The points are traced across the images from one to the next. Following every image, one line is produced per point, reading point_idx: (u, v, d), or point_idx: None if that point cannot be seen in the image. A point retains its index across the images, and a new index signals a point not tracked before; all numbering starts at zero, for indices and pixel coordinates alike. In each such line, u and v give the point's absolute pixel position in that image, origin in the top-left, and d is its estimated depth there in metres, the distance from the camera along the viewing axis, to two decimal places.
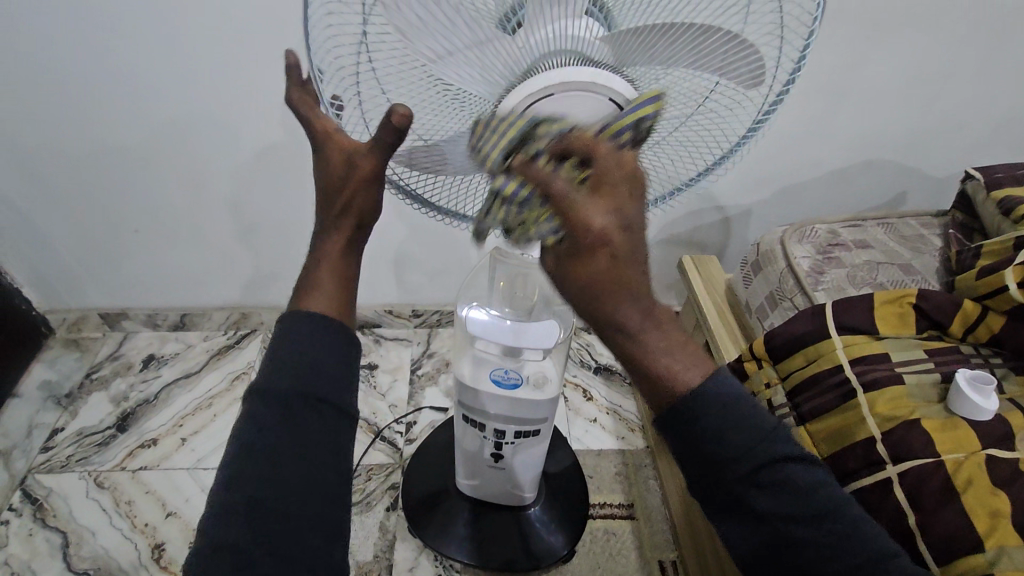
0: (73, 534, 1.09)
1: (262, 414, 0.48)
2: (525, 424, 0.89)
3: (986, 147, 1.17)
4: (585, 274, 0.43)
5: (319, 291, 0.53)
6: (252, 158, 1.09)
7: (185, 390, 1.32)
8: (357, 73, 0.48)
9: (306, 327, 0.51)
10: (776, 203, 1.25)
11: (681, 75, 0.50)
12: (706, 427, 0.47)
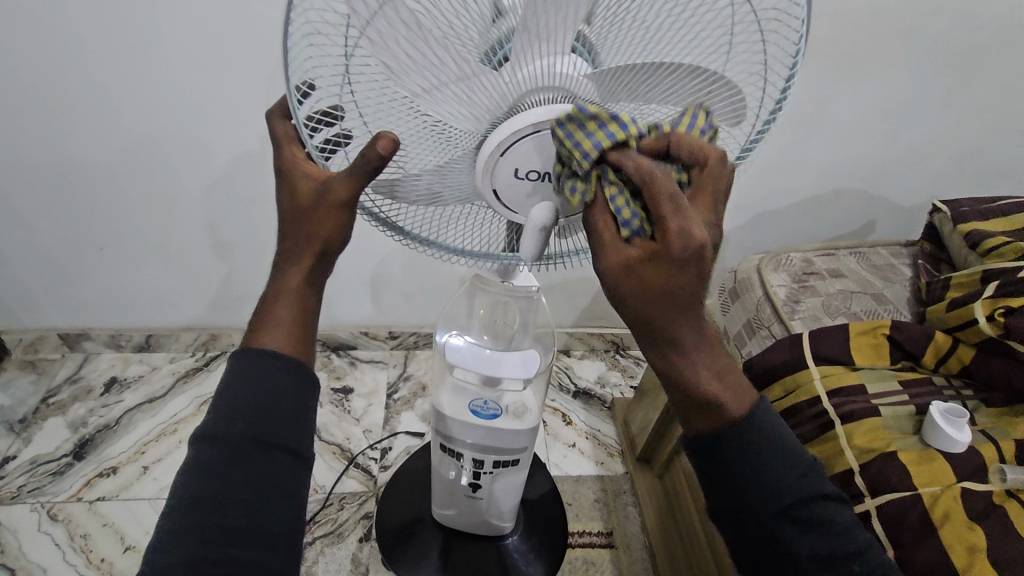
0: (23, 571, 1.03)
1: (209, 462, 0.46)
2: (503, 453, 0.87)
3: (951, 178, 1.21)
4: (663, 283, 0.46)
5: (277, 326, 0.52)
6: (228, 177, 1.07)
7: (148, 415, 1.27)
8: (338, 105, 0.46)
9: (263, 366, 0.50)
10: (752, 229, 1.27)
11: (666, 114, 0.51)
12: (744, 453, 0.52)
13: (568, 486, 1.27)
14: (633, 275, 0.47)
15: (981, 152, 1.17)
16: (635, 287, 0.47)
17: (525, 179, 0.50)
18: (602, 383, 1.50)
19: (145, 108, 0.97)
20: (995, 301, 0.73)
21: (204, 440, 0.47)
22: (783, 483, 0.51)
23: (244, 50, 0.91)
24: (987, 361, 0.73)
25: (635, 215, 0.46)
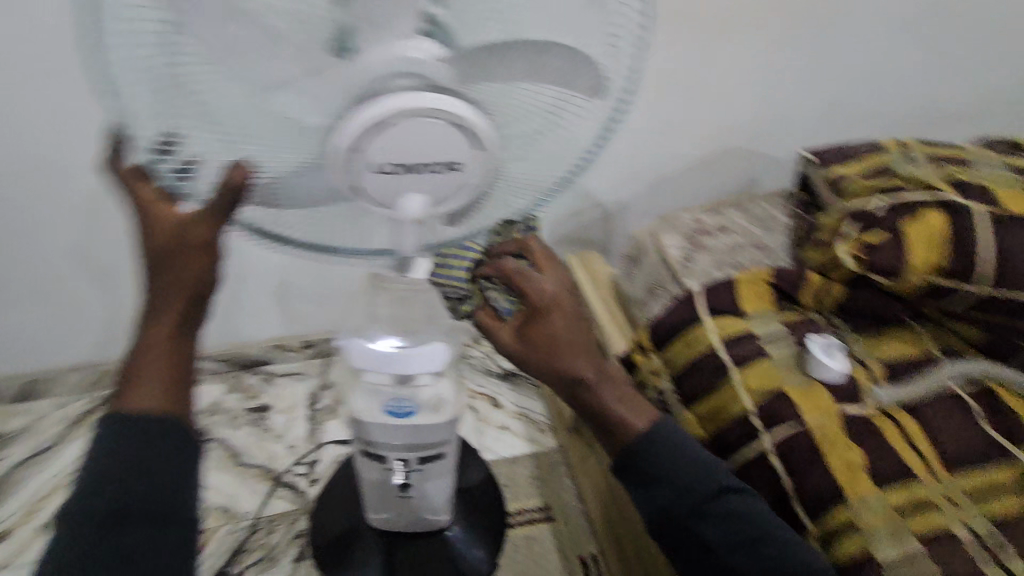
0: None
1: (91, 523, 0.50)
2: (427, 448, 0.86)
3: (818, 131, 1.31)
4: (542, 336, 0.65)
5: (143, 388, 0.55)
6: (93, 195, 0.97)
7: (37, 470, 1.12)
8: (179, 111, 0.44)
9: (132, 426, 0.54)
10: (650, 196, 1.32)
11: (529, 89, 0.50)
12: (644, 459, 0.62)
13: (504, 468, 1.29)
14: (523, 335, 0.67)
15: (841, 105, 1.27)
16: (524, 346, 0.66)
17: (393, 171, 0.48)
18: None
19: None
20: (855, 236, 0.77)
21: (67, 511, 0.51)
22: (688, 488, 0.61)
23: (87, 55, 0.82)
24: (854, 293, 0.79)
25: (507, 296, 0.72)
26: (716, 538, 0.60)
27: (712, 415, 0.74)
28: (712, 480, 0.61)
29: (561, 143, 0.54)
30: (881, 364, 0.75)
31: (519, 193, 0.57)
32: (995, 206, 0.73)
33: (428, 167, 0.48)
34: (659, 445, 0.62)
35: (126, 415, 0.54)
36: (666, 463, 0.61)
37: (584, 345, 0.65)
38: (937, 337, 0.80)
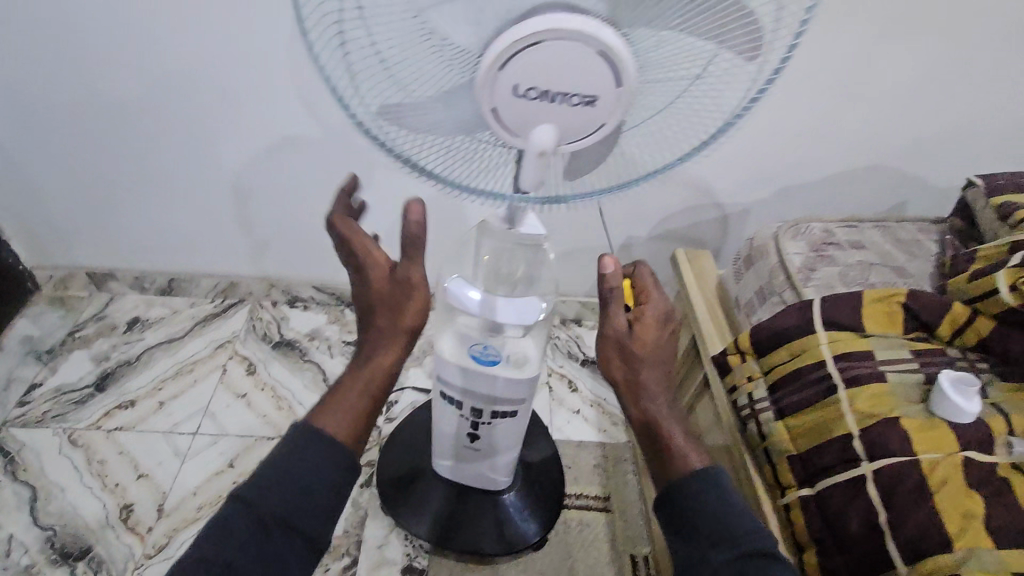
0: (43, 489, 1.10)
1: (279, 487, 0.59)
2: (502, 404, 0.89)
3: (976, 163, 1.22)
4: (648, 344, 0.68)
5: (333, 414, 0.65)
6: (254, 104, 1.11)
7: (167, 354, 1.35)
8: (362, 55, 0.50)
9: (320, 437, 0.63)
10: (775, 200, 1.29)
11: (680, 42, 0.47)
12: (678, 495, 0.66)
13: (569, 450, 1.27)
14: (605, 359, 0.70)
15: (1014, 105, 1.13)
16: (619, 349, 0.68)
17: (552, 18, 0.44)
18: None
19: (170, 36, 1.02)
20: (1004, 196, 0.80)
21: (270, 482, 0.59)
22: (719, 540, 0.62)
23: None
24: (1010, 333, 0.68)
25: None
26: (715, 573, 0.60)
27: (808, 432, 0.69)
28: (756, 540, 0.60)
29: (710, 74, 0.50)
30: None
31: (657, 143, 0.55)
32: None
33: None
34: (705, 500, 0.64)
35: (342, 406, 0.66)
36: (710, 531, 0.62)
37: (668, 369, 0.70)
38: None
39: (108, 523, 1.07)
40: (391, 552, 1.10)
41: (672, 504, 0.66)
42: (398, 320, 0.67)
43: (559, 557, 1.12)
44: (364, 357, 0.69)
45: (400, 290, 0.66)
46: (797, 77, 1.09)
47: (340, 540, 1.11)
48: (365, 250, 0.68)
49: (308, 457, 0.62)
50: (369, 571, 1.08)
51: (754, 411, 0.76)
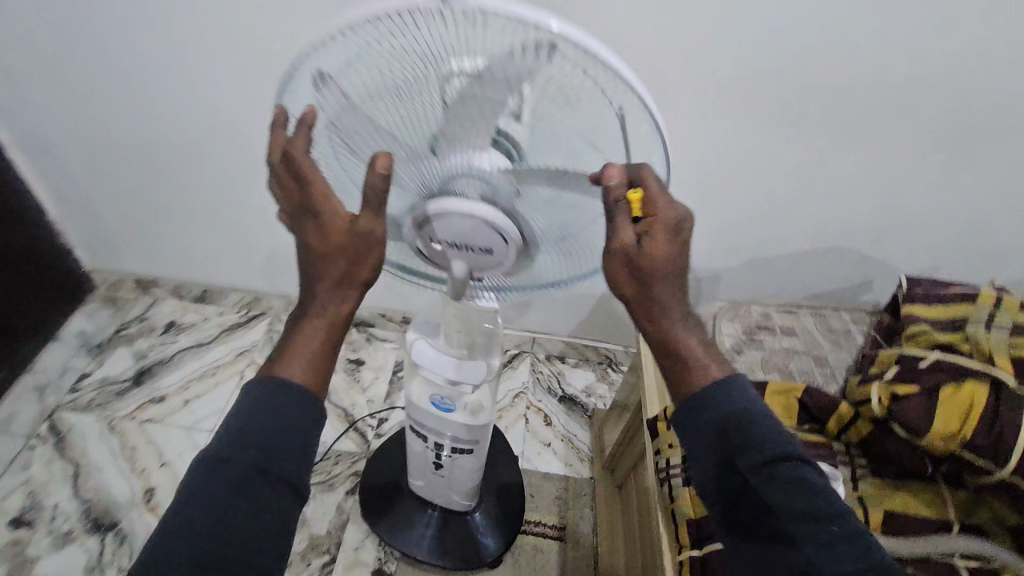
0: (83, 467, 1.31)
1: (228, 439, 0.56)
2: (460, 442, 1.04)
3: (938, 253, 1.29)
4: (655, 262, 0.57)
5: (296, 358, 0.62)
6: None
7: (195, 357, 1.55)
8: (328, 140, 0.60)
9: (285, 387, 0.59)
10: (744, 269, 1.40)
11: (572, 206, 0.60)
12: (685, 408, 0.62)
13: (534, 480, 1.42)
14: (607, 271, 0.60)
15: (976, 208, 1.19)
16: (622, 261, 0.58)
17: (468, 185, 0.58)
18: (588, 393, 1.61)
19: (210, 101, 1.18)
20: (911, 308, 0.89)
21: (222, 437, 0.56)
22: (739, 449, 0.58)
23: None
24: (882, 437, 0.79)
25: None
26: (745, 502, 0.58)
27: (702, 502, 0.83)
28: (773, 446, 0.57)
29: (602, 229, 0.63)
30: (884, 512, 0.76)
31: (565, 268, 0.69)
32: None
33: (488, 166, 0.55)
34: (713, 420, 0.60)
35: (304, 354, 0.62)
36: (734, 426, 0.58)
37: (681, 279, 0.59)
38: (967, 508, 0.75)
39: (133, 502, 1.27)
40: (366, 554, 1.26)
41: (680, 424, 0.63)
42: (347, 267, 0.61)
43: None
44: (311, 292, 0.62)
45: (358, 241, 0.59)
46: (765, 168, 1.18)
47: (323, 538, 1.28)
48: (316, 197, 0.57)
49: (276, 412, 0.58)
50: (344, 569, 1.24)
51: (671, 476, 0.90)
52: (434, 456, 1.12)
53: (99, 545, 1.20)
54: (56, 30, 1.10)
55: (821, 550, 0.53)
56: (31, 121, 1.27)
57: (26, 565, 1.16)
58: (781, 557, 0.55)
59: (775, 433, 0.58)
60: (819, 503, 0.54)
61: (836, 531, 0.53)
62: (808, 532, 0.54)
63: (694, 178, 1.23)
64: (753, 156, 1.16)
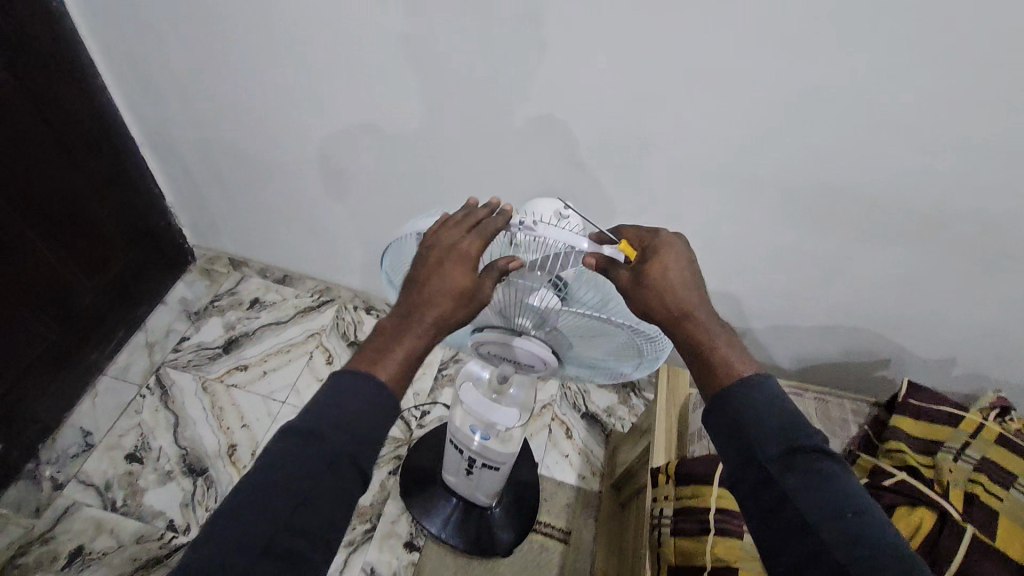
0: (182, 419, 1.58)
1: (326, 421, 0.62)
2: (489, 460, 1.25)
3: (955, 349, 1.37)
4: (664, 280, 0.67)
5: (385, 363, 0.67)
6: (374, 188, 1.47)
7: (274, 333, 1.79)
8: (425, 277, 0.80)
9: (372, 387, 0.65)
10: (767, 330, 1.52)
11: (602, 335, 0.76)
12: (717, 407, 0.67)
13: (549, 486, 1.63)
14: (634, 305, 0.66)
15: (998, 319, 1.26)
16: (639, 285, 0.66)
17: (525, 316, 0.76)
18: (609, 413, 1.78)
19: (316, 130, 1.36)
20: (899, 419, 1.04)
21: (322, 414, 0.63)
22: (762, 439, 0.63)
23: (401, 128, 1.28)
24: None
25: None
26: (764, 486, 0.63)
27: (683, 553, 1.01)
28: (804, 438, 0.63)
29: (624, 351, 0.78)
30: None
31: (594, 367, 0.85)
32: (976, 528, 0.89)
33: (541, 301, 0.71)
34: (746, 411, 0.65)
35: (392, 361, 0.67)
36: (758, 425, 0.64)
37: (697, 292, 0.69)
38: None
39: (220, 455, 1.54)
40: (400, 527, 1.51)
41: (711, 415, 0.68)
42: (449, 310, 0.66)
43: (519, 566, 1.50)
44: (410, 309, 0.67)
45: (473, 295, 0.66)
46: (800, 254, 1.27)
47: (367, 508, 1.53)
48: (448, 254, 0.66)
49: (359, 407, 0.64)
50: (381, 537, 1.49)
51: (662, 525, 1.08)
52: (466, 465, 1.33)
53: (192, 487, 1.47)
54: (194, 62, 1.28)
55: (838, 539, 0.58)
56: (165, 127, 1.47)
57: (137, 495, 1.44)
58: (799, 539, 0.59)
59: (811, 427, 0.64)
60: (843, 496, 0.60)
61: (851, 517, 0.59)
62: (832, 523, 0.59)
63: (734, 255, 1.34)
64: (790, 244, 1.25)
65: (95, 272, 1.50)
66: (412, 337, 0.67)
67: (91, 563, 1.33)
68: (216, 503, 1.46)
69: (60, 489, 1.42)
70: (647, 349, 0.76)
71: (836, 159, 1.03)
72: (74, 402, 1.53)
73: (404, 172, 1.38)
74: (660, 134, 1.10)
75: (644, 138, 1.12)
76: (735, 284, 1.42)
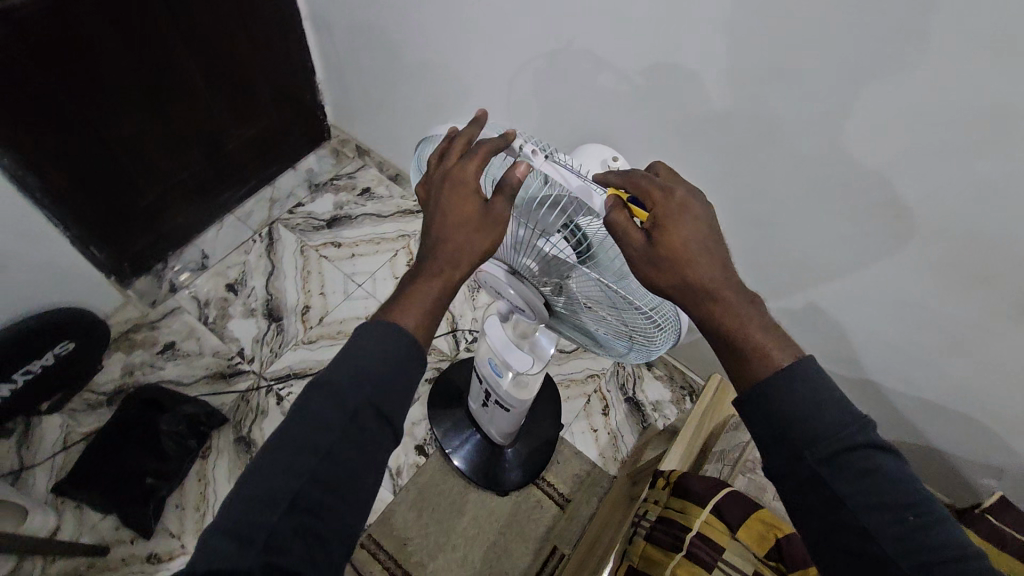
0: (276, 270, 1.79)
1: (346, 373, 0.55)
2: (503, 400, 1.25)
3: None
4: (677, 247, 0.58)
5: (408, 310, 0.61)
6: (490, 108, 1.47)
7: (372, 223, 1.92)
8: None
9: (397, 334, 0.58)
10: (859, 383, 1.31)
11: (606, 310, 0.72)
12: (757, 405, 0.59)
13: (566, 450, 1.62)
14: (648, 285, 0.60)
15: None
16: (657, 264, 0.58)
17: (535, 258, 0.71)
18: (654, 407, 1.69)
19: (450, 37, 1.38)
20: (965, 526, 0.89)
21: (341, 366, 0.56)
22: (812, 440, 0.56)
23: (523, 51, 1.24)
24: None
25: None
26: (812, 490, 0.56)
27: (645, 560, 0.96)
28: (846, 436, 0.55)
29: (619, 333, 0.75)
30: None
31: (589, 339, 0.83)
32: None
33: (555, 249, 0.67)
34: (785, 405, 0.57)
35: (417, 306, 0.61)
36: (797, 410, 0.57)
37: (717, 263, 0.59)
38: None
39: (294, 311, 1.72)
40: (418, 431, 1.60)
41: (751, 408, 0.60)
42: (468, 246, 0.61)
43: (510, 509, 1.53)
44: (428, 257, 0.63)
45: (488, 221, 0.61)
46: (920, 310, 1.05)
47: None
48: (447, 191, 0.61)
49: (382, 356, 0.57)
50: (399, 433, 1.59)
51: (638, 526, 1.03)
52: (484, 396, 1.35)
53: (265, 328, 1.68)
54: None
55: (897, 546, 0.53)
56: (326, 6, 1.57)
57: (224, 318, 1.68)
58: (855, 543, 0.55)
59: (852, 417, 0.57)
60: (889, 487, 0.54)
61: (914, 519, 0.54)
62: (875, 509, 0.54)
63: (842, 286, 1.14)
64: (910, 294, 1.04)
65: (241, 122, 1.70)
66: (433, 278, 0.62)
67: (175, 359, 1.60)
68: (278, 349, 1.65)
69: (174, 293, 1.70)
70: (647, 339, 0.72)
71: (1004, 205, 0.81)
72: (204, 227, 1.80)
73: (519, 99, 1.37)
74: (787, 119, 0.94)
75: (765, 122, 0.97)
76: (834, 320, 1.23)
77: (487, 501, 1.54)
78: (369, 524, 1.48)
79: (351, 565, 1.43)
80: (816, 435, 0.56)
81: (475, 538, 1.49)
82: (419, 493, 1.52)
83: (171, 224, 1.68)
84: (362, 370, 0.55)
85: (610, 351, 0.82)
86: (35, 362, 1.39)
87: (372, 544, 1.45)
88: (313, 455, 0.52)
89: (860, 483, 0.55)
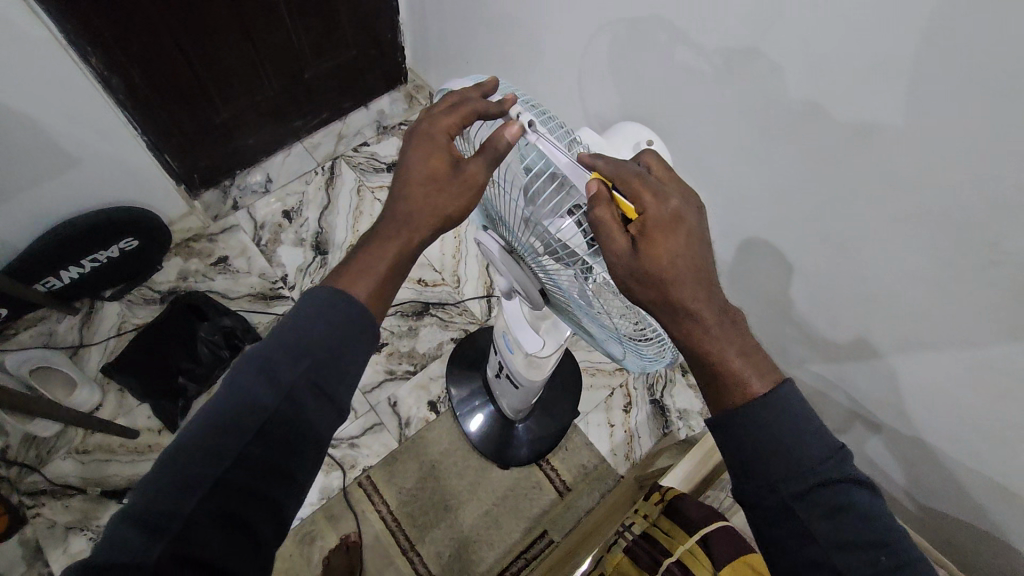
0: (331, 205, 1.82)
1: (285, 347, 0.60)
2: (514, 376, 1.22)
3: None
4: (664, 261, 0.54)
5: (364, 278, 0.65)
6: (563, 71, 1.38)
7: None
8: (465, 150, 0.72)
9: (346, 306, 0.63)
10: (912, 441, 1.16)
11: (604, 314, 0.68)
12: (736, 435, 0.56)
13: (577, 439, 1.57)
14: (631, 293, 0.57)
15: None
16: (639, 275, 0.54)
17: (540, 241, 0.65)
18: (680, 415, 1.59)
19: None
20: None
21: (283, 337, 0.60)
22: (789, 475, 0.54)
23: (601, 12, 1.14)
24: None
25: None
26: (782, 522, 0.55)
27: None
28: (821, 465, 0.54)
29: (614, 338, 0.72)
30: None
31: (587, 332, 0.80)
32: None
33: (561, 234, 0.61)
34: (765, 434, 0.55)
35: (370, 278, 0.65)
36: (778, 440, 0.55)
37: (702, 282, 0.56)
38: None
39: (340, 247, 1.75)
40: (434, 387, 1.61)
41: (727, 437, 0.57)
42: (436, 205, 0.65)
43: (509, 483, 1.52)
44: (392, 218, 0.67)
45: (455, 183, 0.64)
46: (1000, 377, 0.89)
47: (419, 357, 1.65)
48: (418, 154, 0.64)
49: (322, 329, 0.61)
50: (415, 385, 1.61)
51: (621, 535, 0.97)
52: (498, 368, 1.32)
53: (310, 259, 1.73)
54: None
55: None
56: None
57: (275, 243, 1.74)
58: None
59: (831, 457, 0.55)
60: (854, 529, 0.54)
61: (878, 564, 0.53)
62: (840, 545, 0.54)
63: (911, 332, 0.99)
64: (990, 356, 0.89)
65: (322, 52, 1.70)
66: (392, 244, 0.66)
67: (224, 274, 1.69)
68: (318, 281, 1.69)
69: (234, 211, 1.78)
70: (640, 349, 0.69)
71: None
72: (272, 152, 1.85)
73: (592, 64, 1.27)
74: (882, 128, 0.81)
75: (854, 127, 0.84)
76: (893, 369, 1.08)
77: (487, 470, 1.53)
78: (370, 466, 1.52)
79: (345, 500, 1.48)
80: (796, 471, 0.54)
81: (467, 504, 1.49)
82: (423, 448, 1.54)
83: (242, 144, 1.73)
84: (298, 346, 0.60)
85: (604, 348, 0.79)
86: (102, 252, 1.50)
87: (369, 486, 1.49)
88: (245, 428, 0.58)
89: (830, 520, 0.53)
